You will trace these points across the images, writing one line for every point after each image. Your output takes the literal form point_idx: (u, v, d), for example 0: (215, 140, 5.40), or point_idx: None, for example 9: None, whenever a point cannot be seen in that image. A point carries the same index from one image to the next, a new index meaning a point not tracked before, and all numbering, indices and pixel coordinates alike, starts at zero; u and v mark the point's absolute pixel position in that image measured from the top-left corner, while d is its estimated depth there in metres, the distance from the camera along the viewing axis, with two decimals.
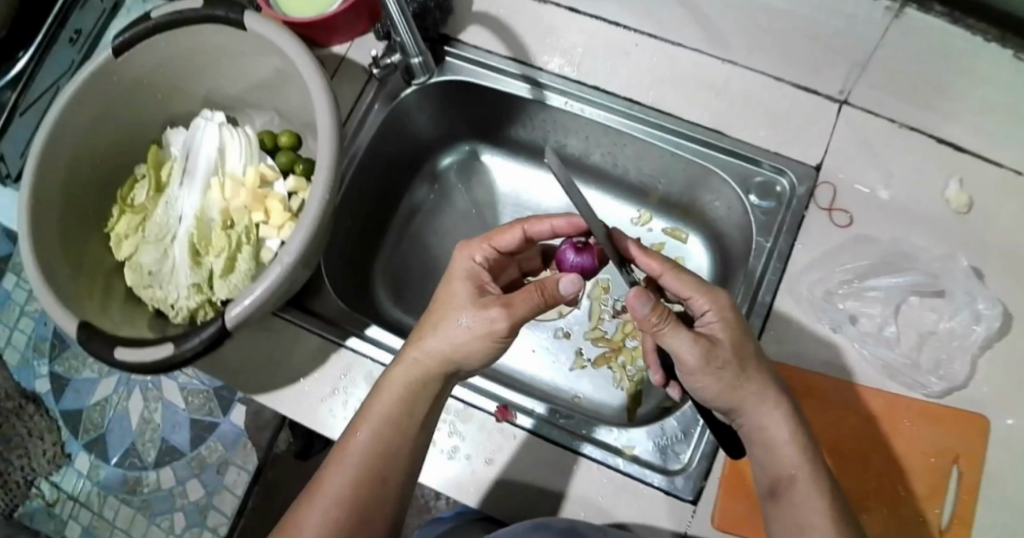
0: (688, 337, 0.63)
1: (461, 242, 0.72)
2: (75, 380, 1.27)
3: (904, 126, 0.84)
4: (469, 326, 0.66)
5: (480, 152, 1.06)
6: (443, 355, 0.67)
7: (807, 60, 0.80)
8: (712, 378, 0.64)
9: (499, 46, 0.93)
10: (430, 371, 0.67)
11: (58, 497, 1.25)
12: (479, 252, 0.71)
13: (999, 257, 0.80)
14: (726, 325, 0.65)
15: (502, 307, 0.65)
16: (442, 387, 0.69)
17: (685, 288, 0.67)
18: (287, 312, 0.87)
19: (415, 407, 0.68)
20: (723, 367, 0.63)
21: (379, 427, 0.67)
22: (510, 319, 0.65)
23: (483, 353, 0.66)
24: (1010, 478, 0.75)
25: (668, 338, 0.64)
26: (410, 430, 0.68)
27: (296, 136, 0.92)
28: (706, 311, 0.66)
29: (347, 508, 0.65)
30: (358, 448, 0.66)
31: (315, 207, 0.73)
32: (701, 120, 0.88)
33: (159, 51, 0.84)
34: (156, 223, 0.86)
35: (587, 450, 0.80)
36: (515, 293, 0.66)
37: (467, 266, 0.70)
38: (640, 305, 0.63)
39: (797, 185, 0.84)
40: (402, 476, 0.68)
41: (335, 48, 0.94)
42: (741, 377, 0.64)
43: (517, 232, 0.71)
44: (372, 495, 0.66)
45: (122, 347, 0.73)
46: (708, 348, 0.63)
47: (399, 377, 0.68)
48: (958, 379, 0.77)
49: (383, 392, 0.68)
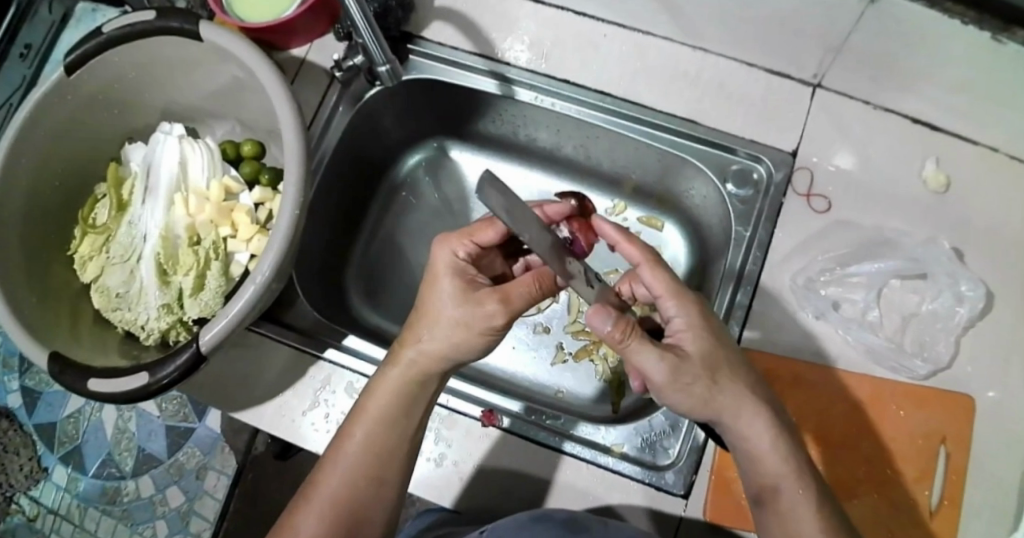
0: (654, 353, 0.61)
1: (440, 237, 0.68)
2: (46, 393, 1.24)
3: (878, 108, 0.84)
4: (466, 320, 0.64)
5: (450, 148, 1.03)
6: (440, 354, 0.65)
7: (780, 46, 0.79)
8: (682, 393, 0.63)
9: (464, 42, 0.90)
10: (426, 369, 0.66)
11: (37, 511, 1.22)
12: (461, 247, 0.67)
13: (975, 236, 0.81)
14: (696, 335, 0.63)
15: (499, 301, 0.64)
16: (437, 385, 0.68)
17: (657, 289, 0.65)
18: (260, 326, 0.85)
19: (411, 405, 0.66)
20: (693, 383, 0.62)
21: (375, 426, 0.65)
22: (508, 314, 0.65)
23: (479, 348, 0.65)
24: (993, 456, 0.76)
25: (633, 355, 0.62)
26: (407, 428, 0.66)
27: (259, 144, 0.90)
28: (677, 319, 0.64)
29: (344, 510, 0.63)
30: (353, 448, 0.65)
31: (285, 223, 0.71)
32: (676, 110, 0.87)
33: (111, 66, 0.80)
34: (120, 242, 0.83)
35: (577, 451, 0.80)
36: (511, 283, 0.65)
37: (450, 261, 0.67)
38: (601, 323, 0.61)
39: (774, 172, 0.84)
40: (400, 476, 0.66)
41: (294, 51, 0.91)
42: (712, 390, 0.63)
43: (499, 226, 0.66)
44: (369, 495, 0.65)
45: (96, 377, 0.71)
46: (676, 364, 0.62)
47: (394, 376, 0.66)
48: (942, 361, 0.78)
49: (377, 391, 0.66)
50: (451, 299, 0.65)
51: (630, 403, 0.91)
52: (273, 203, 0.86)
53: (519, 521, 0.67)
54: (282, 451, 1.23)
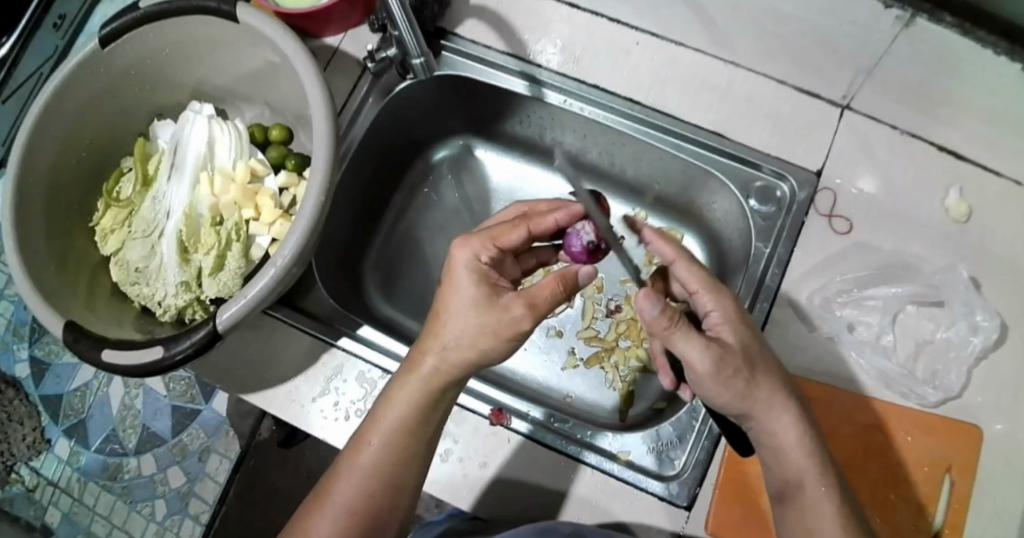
0: (699, 342, 0.61)
1: (459, 238, 0.67)
2: (56, 364, 1.24)
3: (905, 134, 0.83)
4: (492, 325, 0.63)
5: (474, 146, 1.04)
6: (462, 360, 0.64)
7: (812, 65, 0.79)
8: (723, 387, 0.62)
9: (497, 41, 0.91)
10: (447, 379, 0.65)
11: (37, 483, 1.23)
12: (482, 251, 0.66)
13: (995, 267, 0.81)
14: (733, 325, 0.64)
15: (524, 305, 0.63)
16: (451, 395, 0.66)
17: (693, 283, 0.65)
18: (277, 310, 0.85)
19: (426, 416, 0.65)
20: (735, 375, 0.62)
21: (390, 437, 0.65)
22: (533, 318, 0.63)
23: (500, 354, 0.64)
24: (998, 488, 0.76)
25: (678, 342, 0.62)
26: (421, 439, 0.66)
27: (288, 129, 0.90)
28: (712, 312, 0.65)
29: (358, 518, 0.64)
30: (368, 458, 0.64)
31: (309, 207, 0.71)
32: (703, 122, 0.87)
33: (148, 41, 0.82)
34: (142, 217, 0.84)
35: (585, 456, 0.80)
36: (535, 289, 0.64)
37: (471, 264, 0.65)
38: (650, 307, 0.61)
39: (797, 191, 0.84)
40: (415, 482, 0.67)
41: (328, 40, 0.92)
42: (752, 384, 0.62)
43: (521, 231, 0.68)
44: (384, 503, 0.65)
45: (110, 348, 0.71)
46: (720, 355, 0.61)
47: (413, 386, 0.65)
48: (954, 389, 0.78)
49: (392, 404, 0.65)
50: (479, 305, 0.63)
51: (638, 413, 0.92)
52: (298, 188, 0.86)
53: (524, 535, 0.66)
54: (286, 439, 1.25)
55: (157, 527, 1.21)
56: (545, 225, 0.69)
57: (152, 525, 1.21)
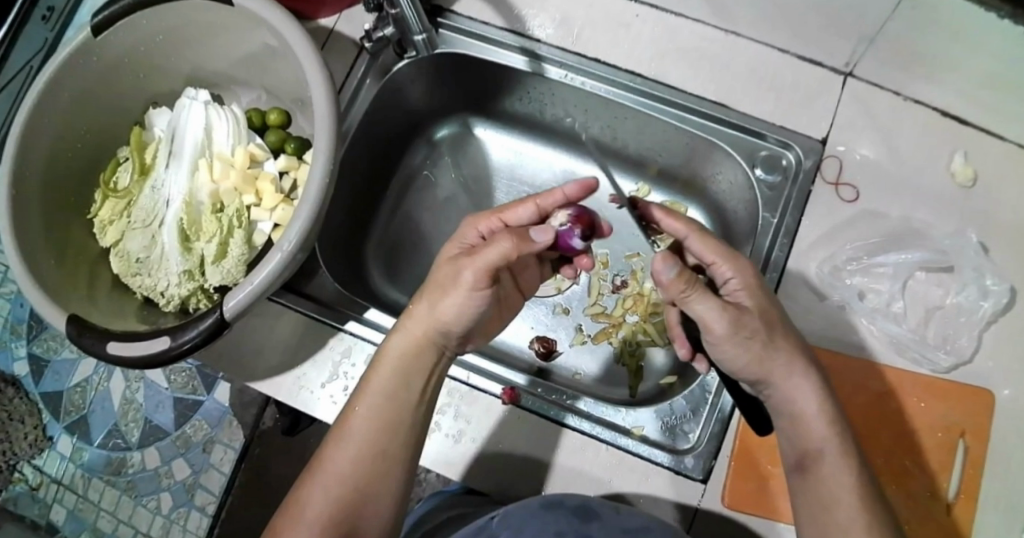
0: (715, 304, 0.64)
1: (470, 215, 0.73)
2: (55, 361, 1.22)
3: (909, 100, 0.83)
4: (445, 284, 0.68)
5: (474, 125, 1.03)
6: (433, 321, 0.68)
7: (815, 33, 0.78)
8: (743, 347, 0.65)
9: (494, 17, 0.90)
10: (424, 339, 0.69)
11: (41, 481, 1.21)
12: (486, 224, 0.71)
13: (1004, 231, 0.81)
14: (751, 291, 0.66)
15: (467, 259, 0.66)
16: (436, 358, 0.70)
17: (709, 253, 0.68)
18: (282, 296, 0.84)
19: (413, 377, 0.69)
20: (753, 336, 0.64)
21: (378, 400, 0.66)
22: (474, 267, 0.66)
23: (460, 310, 0.68)
24: (1012, 450, 0.76)
25: (695, 304, 0.65)
26: (409, 404, 0.68)
27: (286, 113, 0.89)
28: (731, 278, 0.67)
29: (348, 487, 0.64)
30: (357, 423, 0.66)
31: (314, 192, 0.70)
32: (705, 93, 0.86)
33: (140, 27, 0.80)
34: (141, 206, 0.82)
35: (564, 419, 0.80)
36: (486, 247, 0.66)
37: (471, 235, 0.71)
38: (666, 270, 0.64)
39: (803, 159, 0.83)
40: (405, 451, 0.67)
41: (322, 21, 0.90)
42: (770, 347, 0.65)
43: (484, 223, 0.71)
44: (375, 471, 0.65)
45: (115, 341, 0.70)
46: (736, 316, 0.64)
47: (394, 349, 0.69)
48: (965, 354, 0.78)
49: (380, 364, 0.68)
50: (442, 264, 0.69)
51: (648, 389, 0.92)
52: (299, 171, 0.86)
53: (531, 509, 0.66)
54: (290, 427, 1.25)
55: (163, 520, 1.21)
56: (522, 214, 0.73)
57: (158, 519, 1.21)
